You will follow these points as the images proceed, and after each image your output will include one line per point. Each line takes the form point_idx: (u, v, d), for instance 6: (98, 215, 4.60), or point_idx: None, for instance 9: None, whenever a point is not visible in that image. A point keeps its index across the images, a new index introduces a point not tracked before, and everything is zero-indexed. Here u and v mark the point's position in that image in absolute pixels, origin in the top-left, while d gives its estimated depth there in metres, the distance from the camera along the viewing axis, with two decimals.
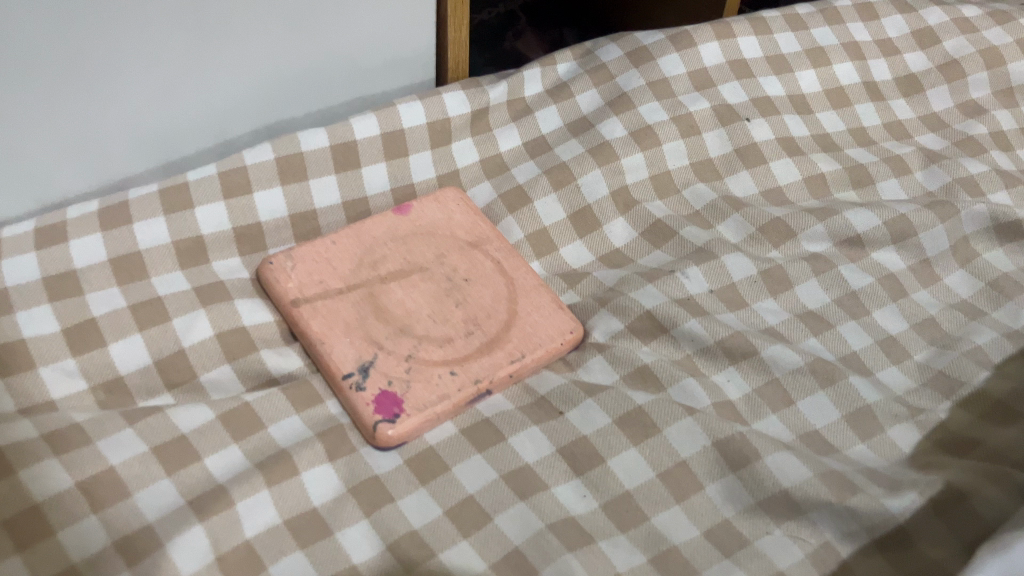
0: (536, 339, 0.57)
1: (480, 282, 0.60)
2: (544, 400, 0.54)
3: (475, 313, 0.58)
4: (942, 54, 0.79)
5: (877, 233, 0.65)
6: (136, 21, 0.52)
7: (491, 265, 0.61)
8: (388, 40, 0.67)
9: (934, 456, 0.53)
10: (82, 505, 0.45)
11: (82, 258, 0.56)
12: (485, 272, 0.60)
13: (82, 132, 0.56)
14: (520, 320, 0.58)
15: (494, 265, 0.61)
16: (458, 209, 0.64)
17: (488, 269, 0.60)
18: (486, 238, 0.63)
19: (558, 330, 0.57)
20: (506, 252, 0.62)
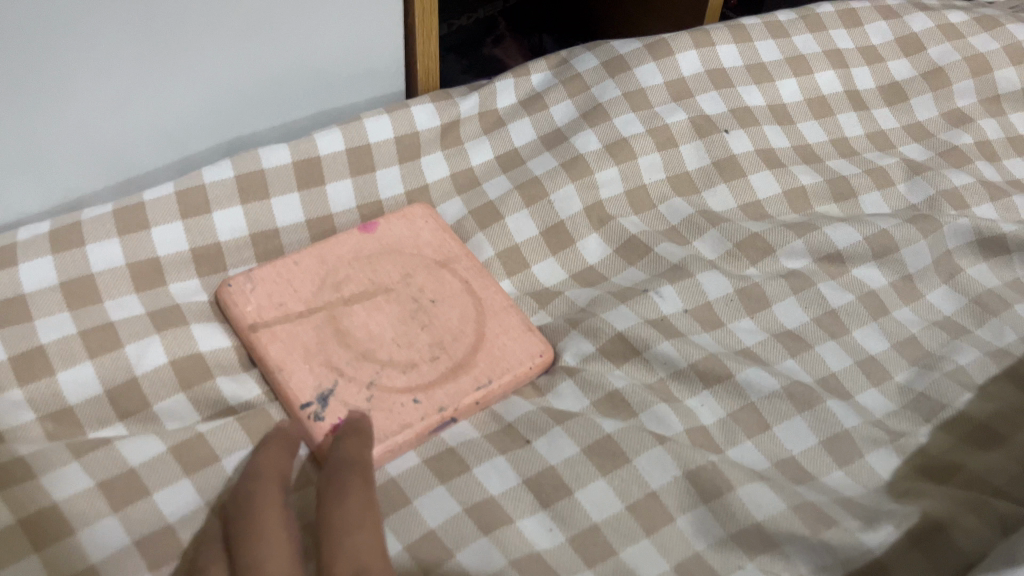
0: (504, 363, 0.55)
1: (447, 303, 0.58)
2: (511, 428, 0.53)
3: (442, 337, 0.56)
4: (927, 61, 0.77)
5: (858, 249, 0.63)
6: (82, 37, 0.50)
7: (459, 285, 0.59)
8: (353, 51, 0.65)
9: (914, 483, 0.51)
10: (23, 545, 0.43)
11: (31, 281, 0.53)
12: (452, 293, 0.59)
13: (32, 151, 0.54)
14: (488, 345, 0.56)
15: (462, 285, 0.59)
16: (426, 226, 0.62)
17: (455, 290, 0.59)
18: (454, 256, 0.61)
19: (527, 354, 0.56)
20: (474, 271, 0.60)
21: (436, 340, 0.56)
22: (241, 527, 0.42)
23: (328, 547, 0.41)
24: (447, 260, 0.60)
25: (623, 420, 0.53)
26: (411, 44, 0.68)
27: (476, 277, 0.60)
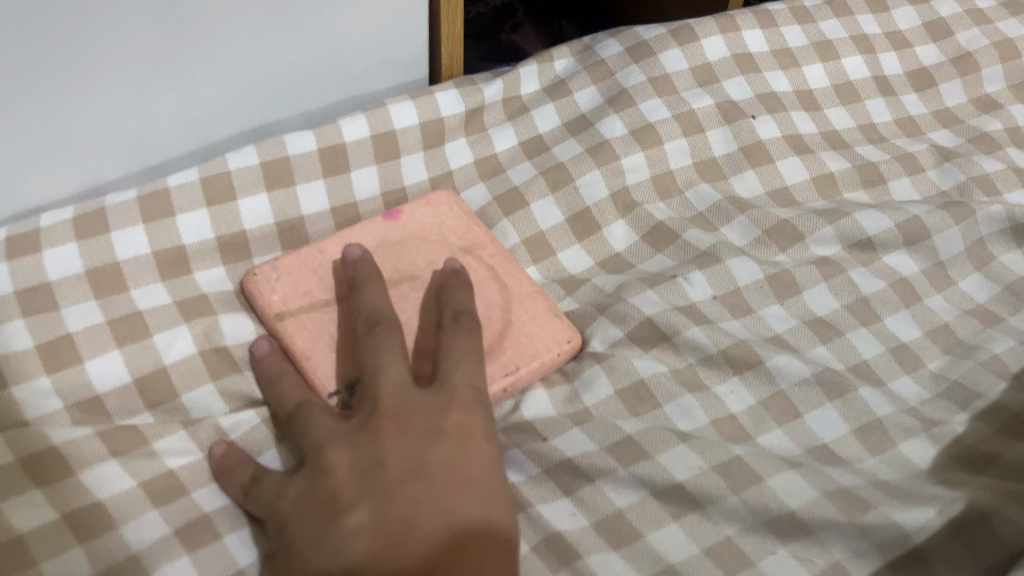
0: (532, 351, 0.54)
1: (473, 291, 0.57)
2: (526, 424, 0.52)
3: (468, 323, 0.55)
4: (955, 46, 0.76)
5: (888, 236, 0.62)
6: (105, 19, 0.49)
7: (484, 272, 0.58)
8: (377, 36, 0.64)
9: (951, 472, 0.50)
10: (67, 536, 0.44)
11: (57, 270, 0.53)
12: (478, 279, 0.58)
13: (55, 137, 0.54)
14: (514, 331, 0.56)
15: (487, 271, 0.58)
16: (451, 212, 0.61)
17: (480, 276, 0.58)
18: (480, 242, 0.60)
19: (554, 340, 0.55)
20: (500, 257, 0.59)
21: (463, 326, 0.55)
22: (370, 333, 0.48)
23: (447, 366, 0.48)
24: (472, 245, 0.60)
25: (647, 416, 0.52)
26: (436, 25, 0.67)
27: (501, 263, 0.59)
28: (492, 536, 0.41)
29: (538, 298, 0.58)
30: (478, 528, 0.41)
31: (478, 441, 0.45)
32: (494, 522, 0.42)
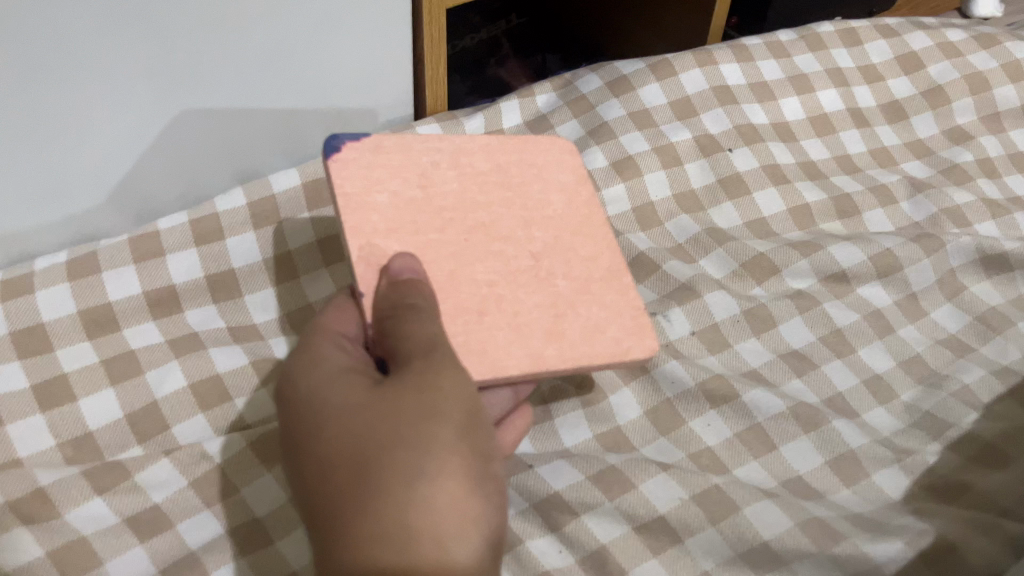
0: (372, 237, 0.45)
1: (535, 189, 0.52)
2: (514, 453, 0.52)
3: (489, 212, 0.49)
4: (927, 79, 0.78)
5: (861, 269, 0.64)
6: (100, 68, 0.51)
7: (510, 159, 0.52)
8: (367, 85, 0.65)
9: (923, 502, 0.52)
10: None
11: (50, 310, 0.54)
12: (520, 172, 0.52)
13: (51, 185, 0.55)
14: (383, 243, 0.45)
15: (513, 158, 0.52)
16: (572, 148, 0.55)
17: (509, 166, 0.52)
18: (475, 151, 0.51)
19: (362, 193, 0.47)
20: (496, 138, 0.53)
21: (498, 222, 0.49)
22: None
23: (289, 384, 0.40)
24: (526, 144, 0.54)
25: (625, 454, 0.53)
26: (420, 74, 0.67)
27: (490, 141, 0.52)
28: (386, 452, 0.35)
29: (419, 187, 0.48)
30: (358, 458, 0.35)
31: (330, 400, 0.37)
32: (381, 442, 0.35)
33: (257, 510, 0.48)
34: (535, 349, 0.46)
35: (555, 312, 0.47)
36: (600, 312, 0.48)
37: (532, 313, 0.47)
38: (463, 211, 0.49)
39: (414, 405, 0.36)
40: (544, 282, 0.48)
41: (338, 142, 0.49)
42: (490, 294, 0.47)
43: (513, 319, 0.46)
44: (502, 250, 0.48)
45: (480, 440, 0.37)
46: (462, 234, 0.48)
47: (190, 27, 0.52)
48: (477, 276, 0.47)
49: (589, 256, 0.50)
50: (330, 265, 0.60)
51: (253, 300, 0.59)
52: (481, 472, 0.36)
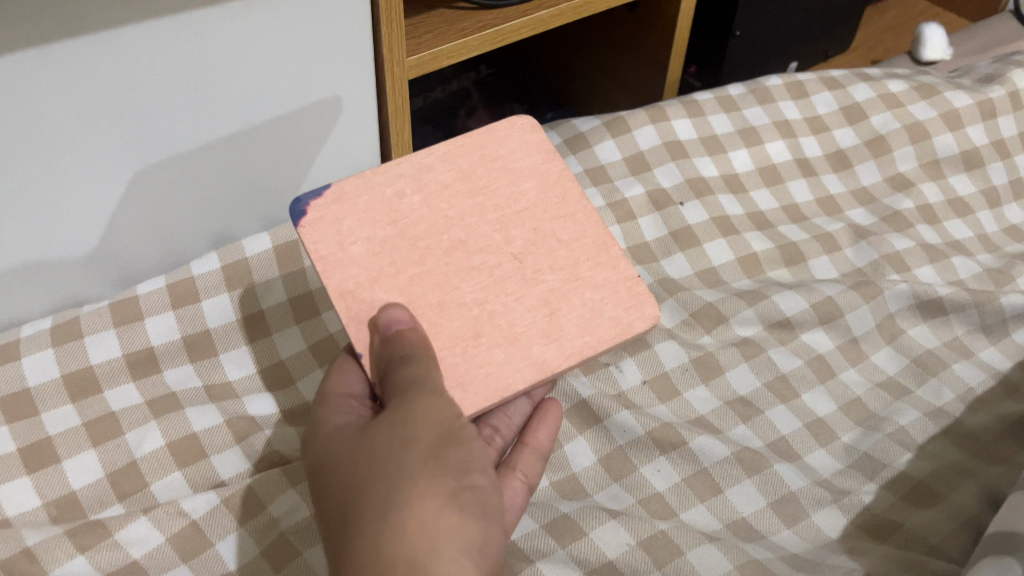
0: (358, 293, 0.46)
1: (504, 186, 0.50)
2: None
3: (464, 224, 0.49)
4: (870, 129, 0.82)
5: (804, 316, 0.68)
6: (82, 151, 0.55)
7: (474, 160, 0.51)
8: (335, 153, 0.69)
9: (858, 541, 0.55)
10: None
11: (35, 375, 0.57)
12: (487, 171, 0.51)
13: (38, 256, 0.59)
14: (368, 295, 0.46)
15: (475, 161, 0.51)
16: (532, 124, 0.53)
17: (476, 169, 0.51)
18: (437, 164, 0.50)
19: (337, 250, 0.47)
20: (454, 141, 0.52)
21: (476, 234, 0.49)
22: None
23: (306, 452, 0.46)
24: (485, 134, 0.52)
25: (579, 501, 0.57)
26: (387, 141, 0.71)
27: (449, 148, 0.51)
28: (366, 489, 0.40)
29: (390, 224, 0.48)
30: (348, 497, 0.40)
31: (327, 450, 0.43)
32: (362, 482, 0.40)
33: (258, 545, 0.52)
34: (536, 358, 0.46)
35: (548, 311, 0.48)
36: (594, 296, 0.49)
37: (526, 318, 0.47)
38: (436, 234, 0.48)
39: (386, 441, 0.41)
40: (533, 284, 0.48)
41: (302, 205, 0.48)
42: (481, 313, 0.47)
43: (509, 334, 0.47)
44: (485, 263, 0.48)
45: (451, 458, 0.40)
46: (441, 260, 0.48)
47: (164, 110, 0.57)
48: (464, 298, 0.47)
49: (570, 239, 0.50)
50: (299, 322, 0.64)
51: (227, 359, 0.62)
52: (451, 488, 0.40)
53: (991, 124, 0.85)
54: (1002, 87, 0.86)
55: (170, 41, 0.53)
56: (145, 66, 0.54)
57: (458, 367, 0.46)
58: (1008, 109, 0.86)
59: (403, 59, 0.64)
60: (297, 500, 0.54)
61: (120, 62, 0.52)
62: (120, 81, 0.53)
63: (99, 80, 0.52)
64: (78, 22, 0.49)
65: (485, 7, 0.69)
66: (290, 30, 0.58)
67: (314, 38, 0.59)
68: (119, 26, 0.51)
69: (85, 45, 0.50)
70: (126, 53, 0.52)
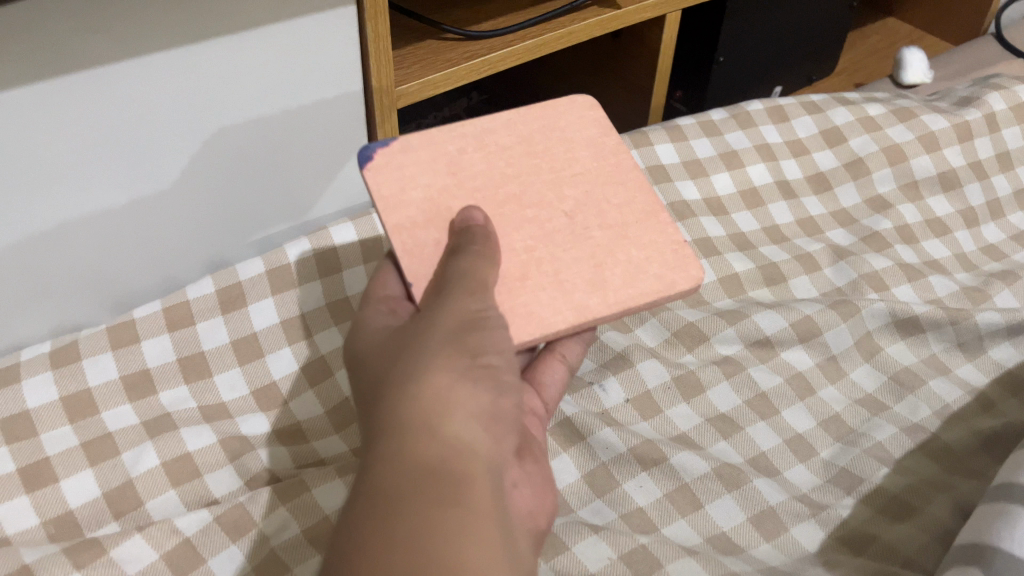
0: (412, 230, 0.48)
1: (560, 153, 0.53)
2: None
3: (519, 180, 0.51)
4: (849, 152, 0.85)
5: (783, 335, 0.70)
6: (80, 182, 0.58)
7: (534, 129, 0.54)
8: (324, 183, 0.71)
9: (835, 554, 0.56)
10: None
11: (34, 398, 0.59)
12: (546, 140, 0.53)
13: (36, 285, 0.61)
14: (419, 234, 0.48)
15: (536, 128, 0.54)
16: (590, 103, 0.56)
17: (503, 134, 0.53)
18: (498, 130, 0.53)
19: (400, 193, 0.49)
20: (517, 112, 0.55)
21: (530, 192, 0.51)
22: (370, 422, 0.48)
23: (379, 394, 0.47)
24: (545, 110, 0.55)
25: (564, 517, 0.58)
26: None
27: (510, 116, 0.54)
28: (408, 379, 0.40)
29: (449, 175, 0.50)
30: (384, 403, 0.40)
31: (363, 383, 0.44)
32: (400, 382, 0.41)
33: (251, 562, 0.54)
34: (580, 299, 0.48)
35: (596, 262, 0.49)
36: (640, 254, 0.50)
37: (573, 266, 0.49)
38: (493, 187, 0.50)
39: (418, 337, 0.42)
40: (582, 236, 0.50)
41: (369, 151, 0.50)
42: (530, 258, 0.48)
43: (555, 278, 0.48)
44: (537, 214, 0.50)
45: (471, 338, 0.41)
46: (498, 210, 0.50)
47: (159, 141, 0.59)
48: (517, 241, 0.49)
49: (620, 203, 0.52)
50: (292, 343, 0.66)
51: (221, 379, 0.64)
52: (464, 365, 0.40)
53: (967, 146, 0.87)
54: (978, 109, 0.89)
55: (164, 75, 0.56)
56: (141, 99, 0.56)
57: (504, 302, 0.47)
58: (983, 131, 0.88)
59: (392, 88, 0.66)
60: (287, 518, 0.56)
61: (118, 96, 0.55)
62: (117, 114, 0.56)
63: (96, 114, 0.55)
64: (76, 59, 0.51)
65: (471, 38, 0.72)
66: (279, 62, 0.60)
67: (304, 69, 0.62)
68: (114, 61, 0.53)
69: (82, 79, 0.53)
70: (123, 88, 0.55)
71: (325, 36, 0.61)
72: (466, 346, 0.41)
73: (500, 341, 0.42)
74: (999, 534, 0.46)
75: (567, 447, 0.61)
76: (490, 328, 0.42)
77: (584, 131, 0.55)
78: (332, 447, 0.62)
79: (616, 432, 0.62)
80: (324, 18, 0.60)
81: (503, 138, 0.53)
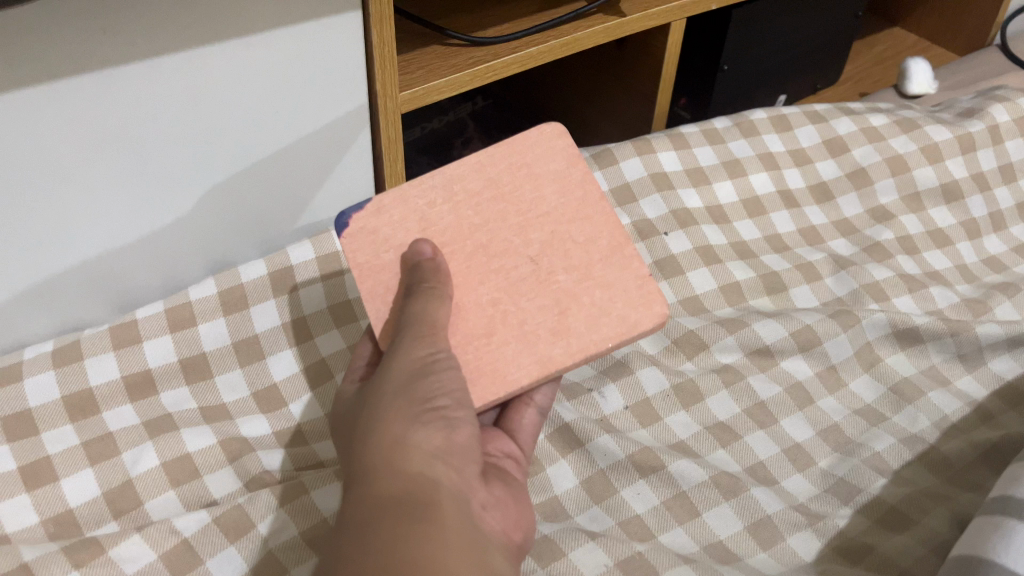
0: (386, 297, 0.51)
1: (528, 192, 0.54)
2: None
3: (487, 230, 0.52)
4: (851, 162, 0.85)
5: (783, 344, 0.70)
6: (84, 183, 0.58)
7: (501, 168, 0.54)
8: (327, 187, 0.72)
9: (832, 564, 0.56)
10: None
11: (36, 396, 0.59)
12: (513, 178, 0.54)
13: (40, 284, 0.61)
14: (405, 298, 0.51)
15: (501, 166, 0.54)
16: (559, 129, 0.56)
17: (470, 179, 0.54)
18: (467, 174, 0.54)
19: (374, 258, 0.52)
20: (484, 152, 0.55)
21: (497, 239, 0.52)
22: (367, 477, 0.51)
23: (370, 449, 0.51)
24: (509, 144, 0.55)
25: (560, 523, 0.58)
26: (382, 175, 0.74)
27: (477, 157, 0.54)
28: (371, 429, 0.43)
29: (421, 231, 0.52)
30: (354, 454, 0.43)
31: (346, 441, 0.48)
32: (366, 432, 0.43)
33: (249, 564, 0.54)
34: (542, 352, 0.50)
35: (559, 310, 0.51)
36: (603, 297, 0.52)
37: (535, 316, 0.51)
38: (460, 239, 0.52)
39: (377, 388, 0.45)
40: (547, 283, 0.52)
41: (346, 218, 0.52)
42: (496, 312, 0.51)
43: (520, 331, 0.50)
44: (503, 264, 0.52)
45: (422, 383, 0.44)
46: (465, 262, 0.52)
47: (164, 144, 0.59)
48: (482, 297, 0.51)
49: (586, 240, 0.53)
50: (293, 346, 0.66)
51: (221, 381, 0.64)
52: (417, 408, 0.43)
53: (970, 157, 0.87)
54: (981, 121, 0.89)
55: (170, 79, 0.56)
56: (147, 102, 0.56)
57: (470, 362, 0.50)
58: (986, 142, 0.88)
59: (396, 94, 0.67)
60: (285, 520, 0.56)
61: (124, 99, 0.55)
62: (123, 117, 0.56)
63: (102, 116, 0.55)
64: (83, 61, 0.52)
65: (476, 45, 0.72)
66: (284, 67, 0.61)
67: (308, 74, 0.62)
68: (121, 64, 0.53)
69: (89, 82, 0.53)
70: (128, 91, 0.55)
71: (331, 41, 0.61)
72: (419, 390, 0.43)
73: (450, 380, 0.44)
74: (996, 547, 0.46)
75: (566, 453, 0.62)
76: (440, 370, 0.45)
77: (554, 163, 0.55)
78: (331, 449, 0.62)
79: (615, 439, 0.62)
80: (329, 23, 0.60)
81: (471, 183, 0.54)
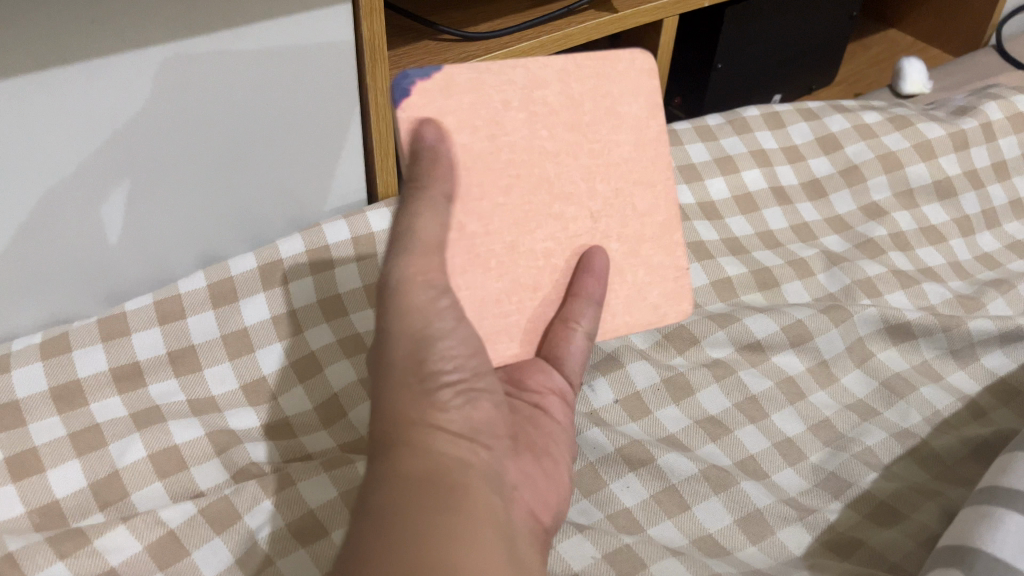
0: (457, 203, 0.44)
1: (603, 132, 0.48)
2: None
3: (557, 162, 0.47)
4: (845, 159, 0.85)
5: (774, 338, 0.69)
6: (74, 174, 0.58)
7: (586, 90, 0.47)
8: (319, 179, 0.72)
9: (821, 558, 0.56)
10: None
11: (24, 387, 0.59)
12: (591, 103, 0.48)
13: (29, 275, 0.61)
14: None
15: (586, 87, 0.47)
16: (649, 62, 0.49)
17: (552, 90, 0.47)
18: (550, 84, 0.47)
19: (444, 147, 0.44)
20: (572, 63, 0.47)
21: (564, 177, 0.47)
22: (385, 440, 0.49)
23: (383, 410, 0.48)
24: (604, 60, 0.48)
25: None
26: (372, 172, 0.74)
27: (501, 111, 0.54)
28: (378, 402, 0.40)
29: None
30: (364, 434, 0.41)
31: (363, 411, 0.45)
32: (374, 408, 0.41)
33: (236, 554, 0.54)
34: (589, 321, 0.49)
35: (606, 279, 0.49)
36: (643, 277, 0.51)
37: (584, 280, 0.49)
38: (531, 166, 0.46)
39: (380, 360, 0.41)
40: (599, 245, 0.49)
41: (409, 82, 0.43)
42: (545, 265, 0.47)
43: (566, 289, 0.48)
44: (562, 211, 0.47)
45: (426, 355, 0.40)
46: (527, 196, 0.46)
47: (154, 136, 0.59)
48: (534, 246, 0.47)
49: (641, 211, 0.50)
50: (283, 339, 0.66)
51: (210, 374, 0.64)
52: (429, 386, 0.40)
53: (963, 154, 0.87)
54: (975, 118, 0.89)
55: (160, 71, 0.56)
56: (137, 93, 0.56)
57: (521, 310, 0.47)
58: (980, 140, 0.88)
59: (388, 87, 0.67)
60: (273, 510, 0.56)
61: (114, 90, 0.55)
62: (112, 107, 0.56)
63: (91, 107, 0.55)
64: (71, 53, 0.52)
65: (467, 40, 0.72)
66: (275, 60, 0.61)
67: (300, 68, 0.63)
68: (108, 55, 0.53)
69: (77, 73, 0.53)
70: (118, 82, 0.55)
71: (321, 35, 0.62)
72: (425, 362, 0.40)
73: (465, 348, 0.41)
74: (982, 536, 0.46)
75: None
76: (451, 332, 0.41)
77: (637, 105, 0.49)
78: (319, 442, 0.62)
79: (603, 434, 0.62)
80: (318, 15, 0.60)
81: (552, 95, 0.47)
